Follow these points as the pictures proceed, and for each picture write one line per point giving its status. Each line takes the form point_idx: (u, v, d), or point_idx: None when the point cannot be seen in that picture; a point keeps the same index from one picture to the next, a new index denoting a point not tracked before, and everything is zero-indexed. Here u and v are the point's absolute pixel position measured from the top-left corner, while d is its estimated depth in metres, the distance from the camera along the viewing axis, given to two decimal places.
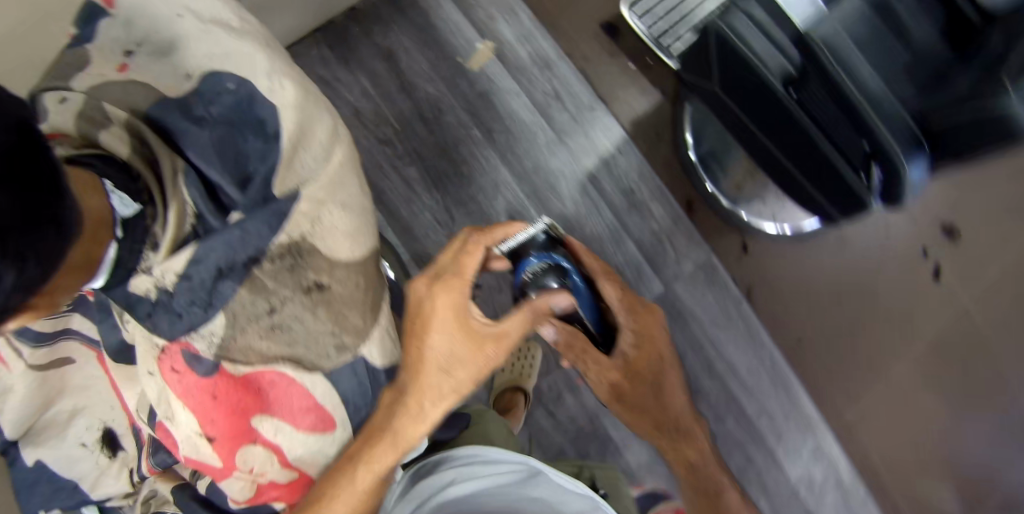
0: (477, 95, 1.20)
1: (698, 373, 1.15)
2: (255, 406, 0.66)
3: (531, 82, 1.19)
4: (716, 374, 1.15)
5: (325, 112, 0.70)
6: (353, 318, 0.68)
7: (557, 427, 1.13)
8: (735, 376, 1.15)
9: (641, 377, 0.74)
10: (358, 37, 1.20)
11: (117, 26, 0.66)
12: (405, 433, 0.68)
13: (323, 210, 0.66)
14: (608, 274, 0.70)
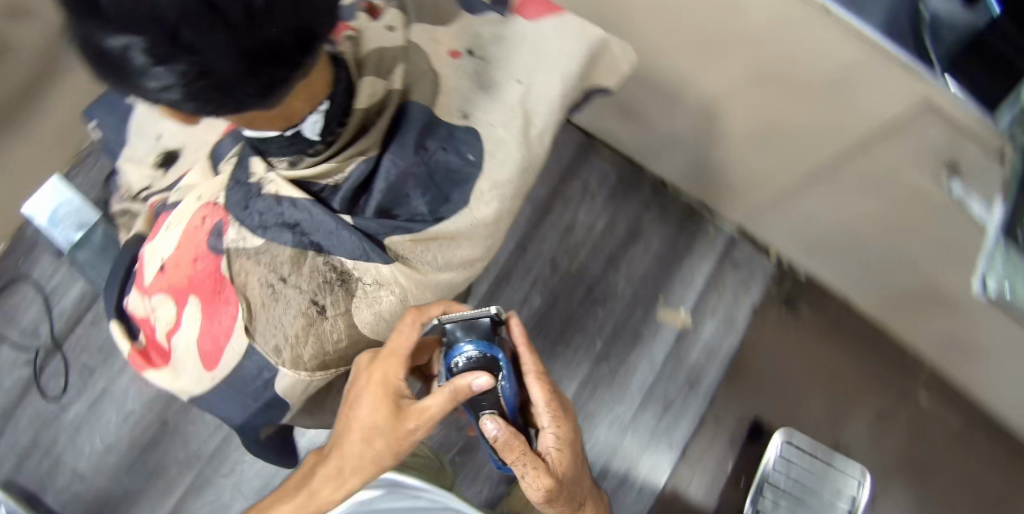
0: (632, 333, 1.22)
1: None
2: (205, 310, 0.63)
3: (670, 376, 1.20)
4: None
5: (479, 251, 0.71)
6: (304, 348, 0.62)
7: None
8: None
9: (563, 495, 0.61)
10: (637, 199, 1.28)
11: (481, 65, 0.73)
12: (320, 493, 0.63)
13: (385, 292, 0.64)
14: (539, 370, 0.62)
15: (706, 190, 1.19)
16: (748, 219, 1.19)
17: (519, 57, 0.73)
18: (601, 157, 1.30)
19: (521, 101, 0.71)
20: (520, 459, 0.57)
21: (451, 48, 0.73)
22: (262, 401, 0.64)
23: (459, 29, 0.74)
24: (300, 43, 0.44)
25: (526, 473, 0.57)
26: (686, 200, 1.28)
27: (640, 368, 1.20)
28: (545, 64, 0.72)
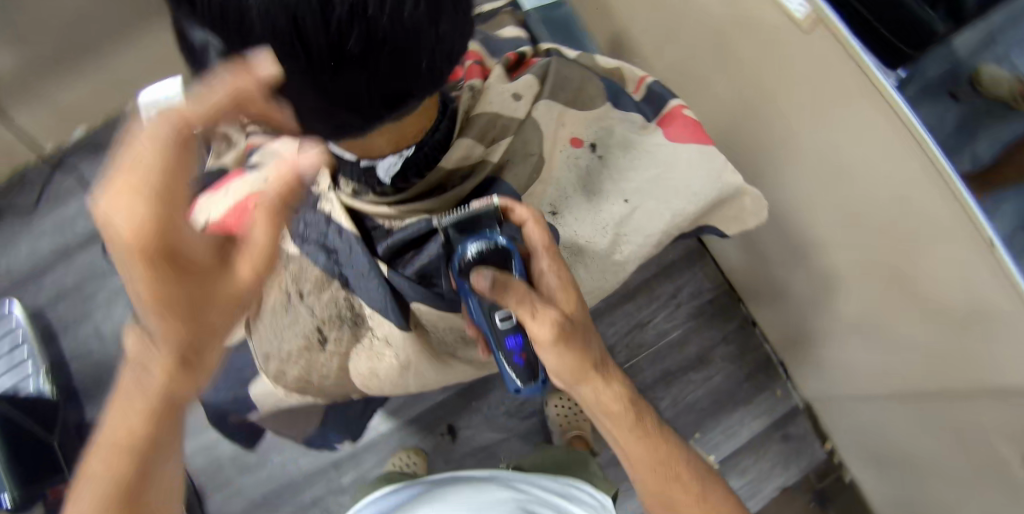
0: None
1: None
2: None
3: None
4: None
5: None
6: (292, 363, 0.74)
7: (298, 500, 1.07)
8: None
9: (583, 333, 0.61)
10: (719, 326, 1.19)
11: (596, 165, 0.77)
12: (137, 402, 0.45)
13: (387, 349, 0.75)
14: (534, 223, 0.64)
15: (793, 352, 1.09)
16: (822, 401, 1.09)
17: (638, 175, 0.76)
18: (704, 272, 1.21)
19: (618, 220, 0.76)
20: (535, 311, 0.57)
21: (575, 135, 0.77)
22: (238, 393, 0.79)
23: (596, 116, 0.78)
24: (382, 101, 0.50)
25: (541, 321, 0.57)
26: (766, 349, 1.18)
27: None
28: (661, 193, 0.75)
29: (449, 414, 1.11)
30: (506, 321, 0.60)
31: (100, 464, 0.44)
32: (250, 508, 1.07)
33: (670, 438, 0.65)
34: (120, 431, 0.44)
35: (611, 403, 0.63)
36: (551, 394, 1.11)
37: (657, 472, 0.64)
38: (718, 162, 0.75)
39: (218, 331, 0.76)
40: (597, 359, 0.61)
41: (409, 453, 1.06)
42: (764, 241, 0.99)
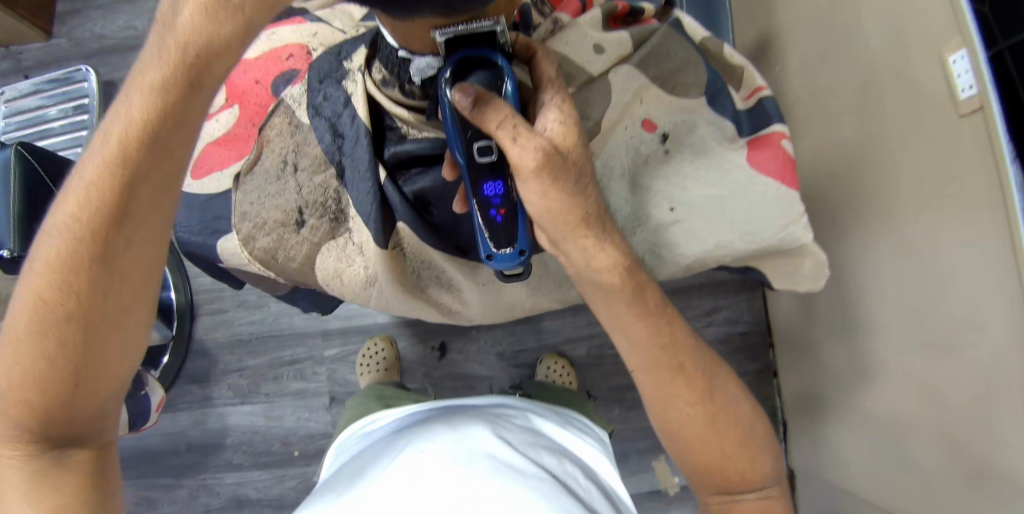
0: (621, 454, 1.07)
1: (228, 491, 1.12)
2: (240, 124, 0.73)
3: None
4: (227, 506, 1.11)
5: (473, 302, 0.74)
6: (259, 235, 0.68)
7: (275, 349, 1.13)
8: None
9: (571, 168, 0.53)
10: (739, 361, 1.08)
11: (658, 158, 0.68)
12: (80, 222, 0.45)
13: (359, 259, 0.69)
14: (542, 64, 0.59)
15: (803, 412, 1.00)
16: (813, 481, 0.97)
17: (699, 189, 0.66)
18: (751, 305, 1.10)
19: (656, 229, 0.66)
20: (518, 136, 0.51)
21: (649, 117, 0.68)
22: (200, 241, 0.71)
23: (684, 105, 0.68)
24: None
25: (522, 148, 0.51)
26: (776, 402, 1.08)
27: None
28: (714, 218, 0.65)
29: (446, 333, 1.12)
30: (485, 157, 0.55)
31: (71, 228, 0.45)
32: (235, 341, 1.14)
33: (699, 355, 0.60)
34: (86, 201, 0.44)
35: (602, 271, 0.56)
36: (549, 356, 1.07)
37: (692, 414, 0.59)
38: (792, 210, 0.64)
39: (212, 158, 0.73)
40: (590, 210, 0.55)
41: (379, 342, 1.09)
42: (821, 298, 0.91)
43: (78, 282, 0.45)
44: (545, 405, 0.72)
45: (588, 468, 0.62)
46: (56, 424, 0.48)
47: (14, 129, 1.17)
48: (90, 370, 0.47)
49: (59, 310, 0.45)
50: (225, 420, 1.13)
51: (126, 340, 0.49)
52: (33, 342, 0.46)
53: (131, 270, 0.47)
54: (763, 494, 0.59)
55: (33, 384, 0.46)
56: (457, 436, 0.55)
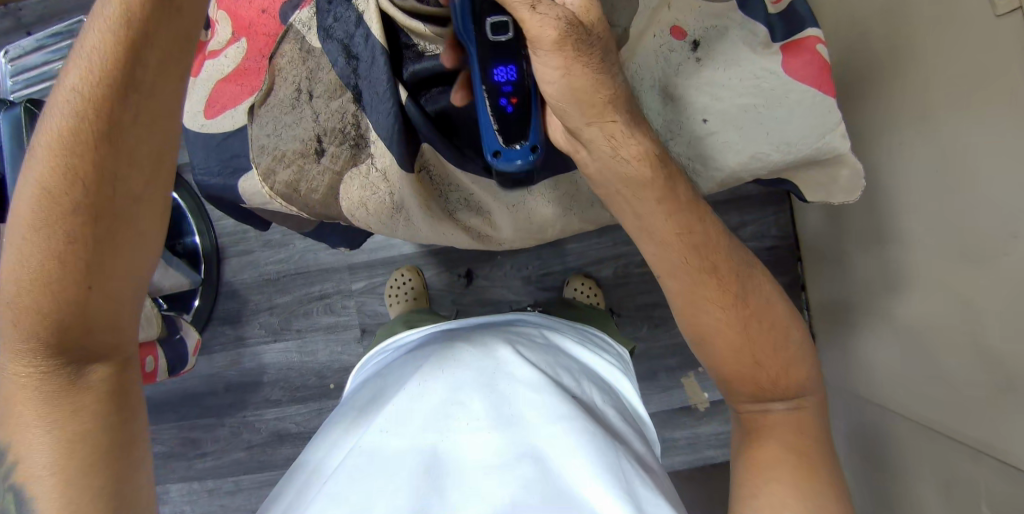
0: (649, 373, 1.10)
1: (271, 422, 1.17)
2: (249, 57, 0.72)
3: None
4: (272, 435, 1.17)
5: (501, 227, 0.75)
6: (280, 166, 0.68)
7: (305, 283, 1.16)
8: (263, 449, 1.18)
9: (594, 43, 0.52)
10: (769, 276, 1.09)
11: (690, 67, 0.64)
12: (87, 111, 0.44)
13: (383, 186, 0.69)
14: None
15: (830, 321, 1.01)
16: (842, 388, 0.99)
17: (733, 98, 0.63)
18: (778, 219, 1.08)
19: (690, 141, 0.65)
20: (538, 3, 0.49)
21: (678, 24, 0.64)
22: (221, 182, 0.72)
23: (713, 9, 0.64)
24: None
25: (542, 17, 0.50)
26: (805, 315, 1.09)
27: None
28: (749, 126, 0.63)
29: (471, 260, 1.13)
30: (498, 34, 0.55)
31: (78, 109, 0.44)
32: (263, 281, 1.17)
33: (732, 258, 0.59)
34: (90, 73, 0.44)
35: (630, 160, 0.56)
36: (575, 278, 1.08)
37: (723, 319, 0.59)
38: (832, 115, 0.62)
39: (224, 97, 0.72)
40: (616, 92, 0.54)
41: (405, 272, 1.11)
42: (850, 208, 0.90)
43: (88, 166, 0.45)
44: (564, 322, 0.73)
45: (606, 383, 0.64)
46: (75, 333, 0.47)
47: (23, 85, 1.22)
48: (102, 265, 0.46)
49: (68, 199, 0.45)
50: (262, 356, 1.18)
51: (136, 234, 0.47)
52: (41, 237, 0.45)
53: (140, 156, 0.46)
54: (796, 403, 0.59)
55: (46, 288, 0.45)
56: (477, 355, 0.57)
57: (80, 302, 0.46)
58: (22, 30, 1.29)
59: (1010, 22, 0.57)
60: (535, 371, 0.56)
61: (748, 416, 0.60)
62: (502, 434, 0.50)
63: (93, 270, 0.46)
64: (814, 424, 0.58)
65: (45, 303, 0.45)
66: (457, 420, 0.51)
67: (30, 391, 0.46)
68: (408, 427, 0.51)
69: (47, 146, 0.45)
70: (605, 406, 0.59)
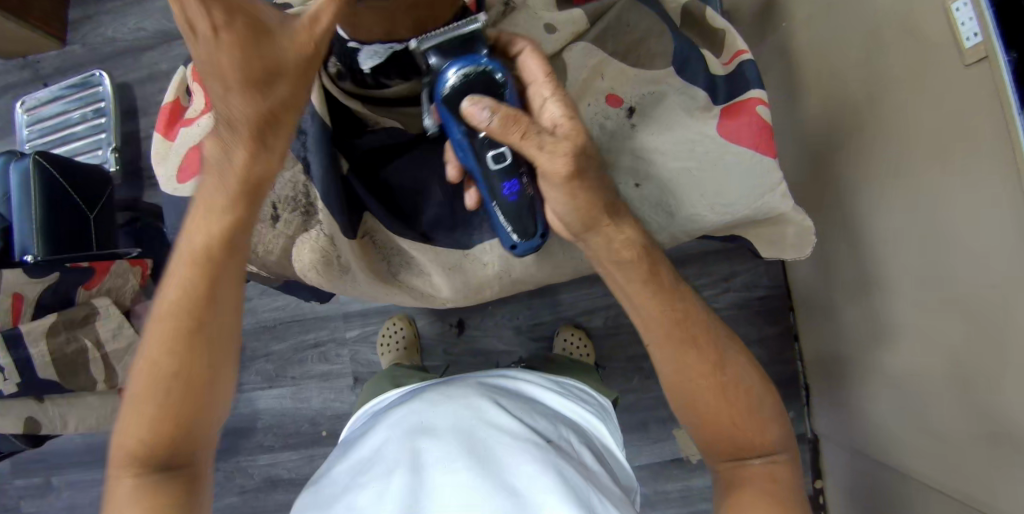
0: (642, 422, 1.08)
1: (262, 469, 1.16)
2: (213, 124, 0.74)
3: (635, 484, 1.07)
4: (262, 481, 1.16)
5: (442, 289, 0.75)
6: (244, 232, 0.70)
7: (300, 331, 1.17)
8: (253, 496, 1.16)
9: (587, 159, 0.55)
10: (759, 325, 1.08)
11: (625, 131, 0.66)
12: (213, 231, 0.53)
13: (330, 250, 0.70)
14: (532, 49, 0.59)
15: (822, 372, 1.00)
16: (838, 439, 0.97)
17: (670, 162, 0.64)
18: (766, 269, 1.08)
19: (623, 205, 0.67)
20: (542, 142, 0.54)
21: (615, 92, 0.67)
22: None
23: (650, 76, 0.67)
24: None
25: (551, 154, 0.53)
26: (798, 365, 1.07)
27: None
28: (684, 192, 0.64)
29: (464, 310, 1.14)
30: (501, 160, 0.59)
31: (216, 236, 0.53)
32: (261, 328, 1.18)
33: (711, 326, 0.60)
34: (226, 205, 0.53)
35: (622, 249, 0.58)
36: (565, 328, 1.08)
37: (701, 382, 0.58)
38: (771, 174, 0.63)
39: (188, 159, 0.75)
40: (606, 198, 0.57)
41: (397, 322, 1.12)
42: (838, 256, 0.89)
43: (195, 295, 0.52)
44: (543, 375, 0.71)
45: (581, 431, 0.62)
46: (173, 415, 0.51)
47: (38, 135, 1.29)
48: (192, 347, 0.52)
49: (189, 300, 0.52)
50: (254, 404, 1.18)
51: (224, 327, 0.54)
52: (169, 336, 0.52)
53: (235, 258, 0.54)
54: (773, 459, 0.57)
55: (165, 377, 0.52)
56: (459, 407, 0.57)
57: (172, 379, 0.51)
58: (37, 80, 1.35)
59: (978, 72, 0.58)
60: (511, 419, 0.55)
61: (724, 473, 0.58)
62: (481, 479, 0.48)
63: (191, 356, 0.52)
64: (791, 482, 0.56)
65: (146, 378, 0.51)
66: (433, 469, 0.50)
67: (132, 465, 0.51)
68: (387, 481, 0.50)
69: (182, 265, 0.53)
70: (584, 452, 0.58)
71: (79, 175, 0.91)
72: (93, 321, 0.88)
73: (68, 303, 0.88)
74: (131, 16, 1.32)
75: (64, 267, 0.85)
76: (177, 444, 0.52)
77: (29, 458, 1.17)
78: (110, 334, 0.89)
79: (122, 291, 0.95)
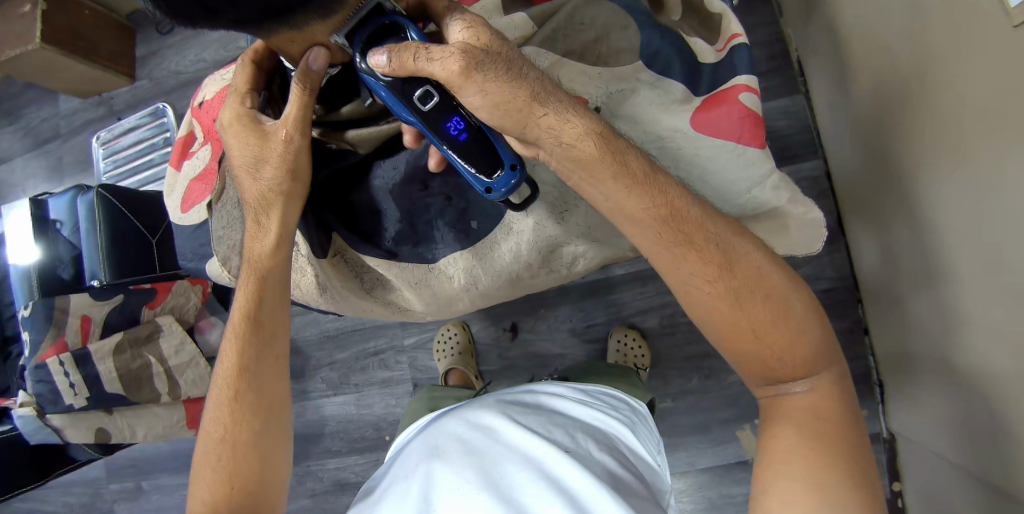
0: (704, 423, 1.04)
1: (331, 473, 1.21)
2: (210, 160, 0.79)
3: (700, 487, 1.03)
4: (332, 485, 1.21)
5: (417, 304, 0.74)
6: (234, 256, 0.71)
7: (362, 340, 1.21)
8: (323, 498, 1.21)
9: (492, 61, 0.50)
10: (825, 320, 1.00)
11: None
12: (257, 267, 0.61)
13: (309, 268, 0.73)
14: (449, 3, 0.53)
15: (895, 369, 0.91)
16: (916, 441, 0.89)
17: None
18: (830, 257, 1.00)
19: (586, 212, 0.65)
20: (432, 55, 0.50)
21: (578, 95, 0.61)
22: (194, 267, 0.81)
23: (616, 74, 0.60)
24: (265, 14, 0.45)
25: (442, 61, 0.49)
26: (869, 362, 0.98)
27: (678, 453, 1.04)
28: None
29: (516, 314, 1.13)
30: (428, 99, 0.52)
31: (258, 274, 0.61)
32: (324, 338, 1.23)
33: (713, 224, 0.54)
34: (263, 247, 0.61)
35: (576, 143, 0.52)
36: (618, 329, 1.06)
37: (715, 294, 0.53)
38: (759, 168, 0.59)
39: (191, 193, 0.80)
40: (535, 88, 0.52)
41: (451, 327, 1.14)
42: (902, 244, 0.82)
43: (244, 325, 0.60)
44: (573, 385, 0.68)
45: (609, 440, 0.58)
46: (235, 431, 0.57)
47: (117, 166, 1.40)
48: (241, 402, 0.58)
49: (240, 330, 0.60)
50: (321, 410, 1.23)
51: (270, 380, 0.60)
52: (229, 364, 0.59)
53: (275, 319, 0.61)
54: (812, 382, 0.54)
55: (228, 399, 0.59)
56: (484, 417, 0.56)
57: (225, 432, 0.58)
58: (113, 115, 1.47)
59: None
60: (525, 432, 0.53)
61: (766, 401, 0.56)
62: (491, 499, 0.48)
63: (242, 409, 0.58)
64: (831, 404, 0.54)
65: (208, 433, 0.59)
66: (443, 485, 0.49)
67: (204, 481, 0.56)
68: (403, 498, 0.50)
69: (236, 304, 0.61)
70: (608, 461, 0.54)
71: (139, 201, 0.97)
72: (157, 339, 0.96)
73: (134, 323, 0.96)
74: (191, 48, 1.40)
75: (128, 289, 0.94)
76: (235, 494, 0.55)
77: (120, 464, 1.27)
78: (172, 350, 0.96)
79: (184, 309, 1.01)
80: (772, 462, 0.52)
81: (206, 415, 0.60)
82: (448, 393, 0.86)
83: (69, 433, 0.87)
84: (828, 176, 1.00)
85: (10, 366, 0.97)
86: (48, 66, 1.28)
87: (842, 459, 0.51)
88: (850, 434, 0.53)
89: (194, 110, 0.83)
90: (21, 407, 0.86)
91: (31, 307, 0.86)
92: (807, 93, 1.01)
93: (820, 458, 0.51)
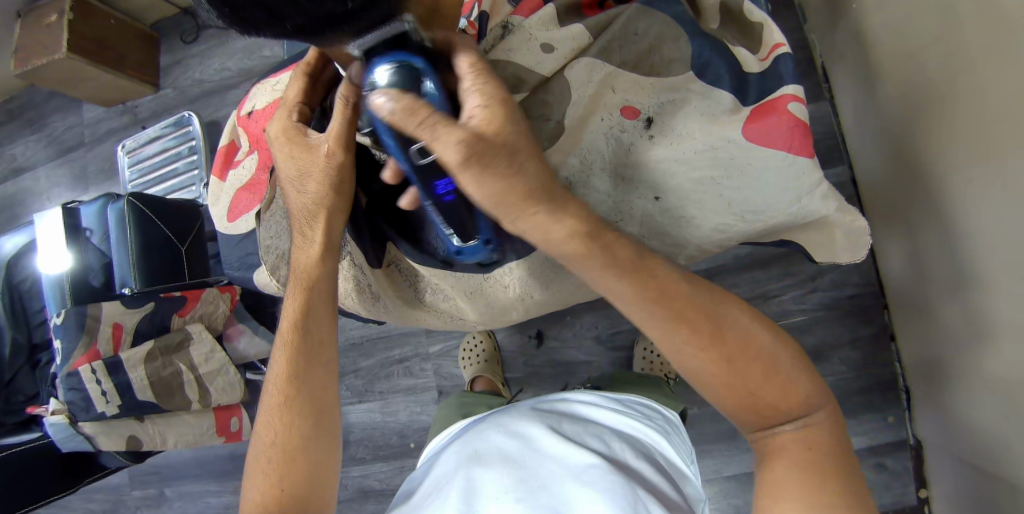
0: (729, 432, 1.03)
1: (357, 482, 1.21)
2: (257, 169, 0.81)
3: (726, 497, 1.02)
4: (355, 492, 1.21)
5: (468, 310, 0.74)
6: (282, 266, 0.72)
7: (388, 348, 1.22)
8: (347, 505, 1.22)
9: (501, 148, 0.49)
10: (851, 327, 0.99)
11: (642, 145, 0.62)
12: (303, 273, 0.62)
13: (360, 277, 0.75)
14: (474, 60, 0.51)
15: (924, 376, 0.90)
16: (944, 447, 0.87)
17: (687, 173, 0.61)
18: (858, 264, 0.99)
19: (644, 218, 0.64)
20: (438, 129, 0.47)
21: (631, 103, 0.62)
22: None
23: (668, 84, 0.61)
24: (329, 23, 0.43)
25: (444, 142, 0.47)
26: (897, 368, 0.97)
27: (704, 462, 1.04)
28: (706, 202, 0.61)
29: (542, 321, 1.14)
30: (422, 158, 0.50)
31: (303, 282, 0.62)
32: (349, 345, 1.24)
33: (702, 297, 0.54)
34: (309, 257, 0.62)
35: (564, 241, 0.52)
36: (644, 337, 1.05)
37: (707, 360, 0.53)
38: (809, 176, 0.59)
39: (235, 205, 0.83)
40: (532, 186, 0.51)
41: (477, 335, 1.14)
42: (930, 249, 0.81)
43: (292, 333, 0.61)
44: (602, 392, 0.68)
45: (646, 447, 0.59)
46: (285, 437, 0.58)
47: (141, 174, 1.42)
48: (289, 408, 0.59)
49: (287, 338, 0.61)
50: (345, 419, 1.24)
51: (318, 386, 0.61)
52: (278, 370, 0.60)
53: (321, 327, 0.62)
54: (803, 423, 0.54)
55: (279, 403, 0.59)
56: (521, 426, 0.56)
57: (275, 436, 0.58)
58: (138, 124, 1.49)
59: None
60: (566, 441, 0.53)
61: (758, 442, 0.56)
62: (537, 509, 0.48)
63: (290, 415, 0.59)
64: (825, 441, 0.53)
65: (259, 437, 0.60)
66: (487, 491, 0.50)
67: (257, 480, 0.58)
68: (443, 502, 0.50)
69: (284, 313, 0.62)
70: (643, 467, 0.54)
71: (163, 211, 0.99)
72: (187, 347, 0.97)
73: (165, 330, 0.97)
74: (215, 58, 1.43)
75: (158, 297, 0.96)
76: (285, 499, 0.56)
77: (140, 471, 1.28)
78: (203, 358, 0.98)
79: (213, 316, 1.03)
80: (770, 498, 0.52)
81: (256, 421, 0.61)
82: (479, 400, 0.86)
83: (100, 441, 0.87)
84: (855, 182, 0.99)
85: (39, 374, 0.99)
86: (75, 75, 1.31)
87: (845, 492, 0.51)
88: (848, 469, 0.52)
89: (239, 117, 0.85)
90: (52, 414, 0.84)
91: (63, 315, 0.86)
92: (831, 98, 1.02)
93: (817, 488, 0.51)
